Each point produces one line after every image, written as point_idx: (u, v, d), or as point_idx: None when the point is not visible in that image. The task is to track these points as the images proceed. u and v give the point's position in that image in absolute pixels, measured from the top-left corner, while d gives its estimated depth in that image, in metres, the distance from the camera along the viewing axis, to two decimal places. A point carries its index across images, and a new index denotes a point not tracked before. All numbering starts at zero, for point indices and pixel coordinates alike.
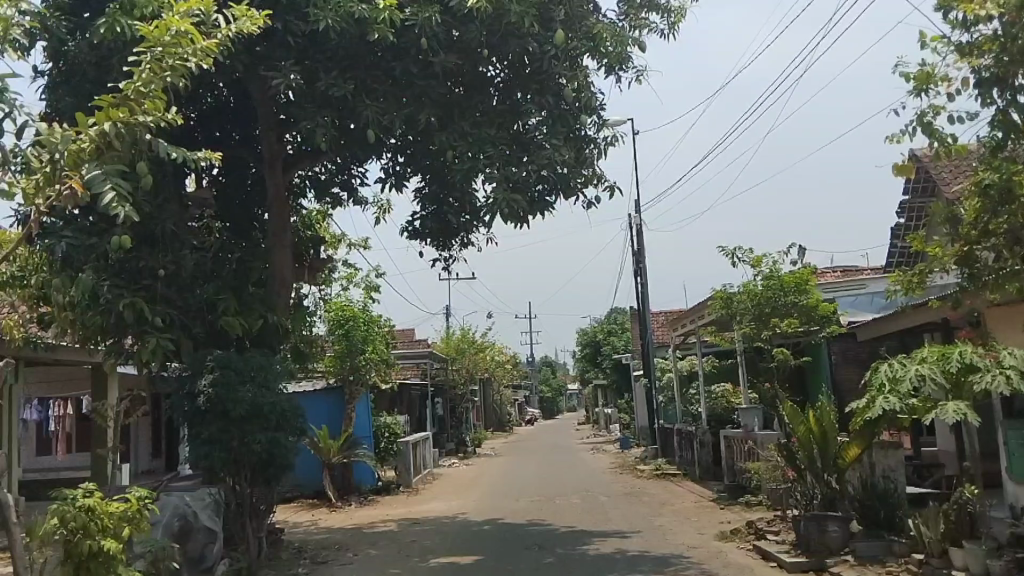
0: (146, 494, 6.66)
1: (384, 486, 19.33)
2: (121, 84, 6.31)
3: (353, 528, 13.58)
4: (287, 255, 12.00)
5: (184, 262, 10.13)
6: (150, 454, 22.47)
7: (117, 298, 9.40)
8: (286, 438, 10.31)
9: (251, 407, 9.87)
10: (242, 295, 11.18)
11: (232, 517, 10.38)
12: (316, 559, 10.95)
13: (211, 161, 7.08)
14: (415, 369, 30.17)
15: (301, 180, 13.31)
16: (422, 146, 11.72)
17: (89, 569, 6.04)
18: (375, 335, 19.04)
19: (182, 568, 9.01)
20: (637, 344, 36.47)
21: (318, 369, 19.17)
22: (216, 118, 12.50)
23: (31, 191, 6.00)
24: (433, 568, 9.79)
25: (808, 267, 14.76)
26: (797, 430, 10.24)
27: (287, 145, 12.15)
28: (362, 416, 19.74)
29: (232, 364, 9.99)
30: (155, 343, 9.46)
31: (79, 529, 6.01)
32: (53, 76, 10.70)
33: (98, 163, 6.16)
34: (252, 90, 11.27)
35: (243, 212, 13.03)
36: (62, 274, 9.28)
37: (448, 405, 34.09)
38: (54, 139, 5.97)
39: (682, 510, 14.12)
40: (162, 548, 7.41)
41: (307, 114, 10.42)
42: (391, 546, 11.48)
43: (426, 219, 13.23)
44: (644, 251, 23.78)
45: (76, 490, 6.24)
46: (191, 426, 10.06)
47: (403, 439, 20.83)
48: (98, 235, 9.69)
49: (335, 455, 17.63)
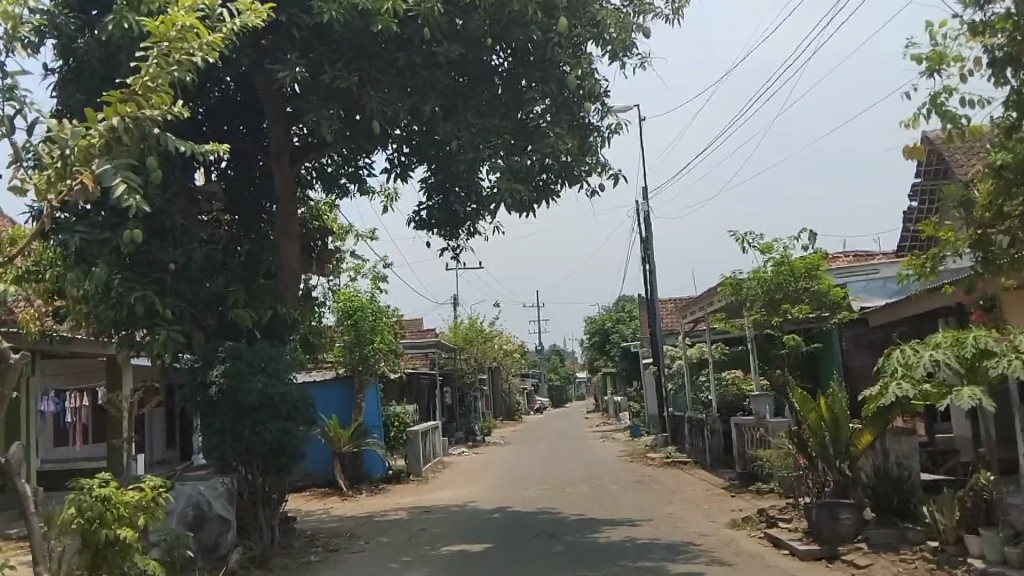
0: (161, 482, 6.72)
1: (395, 475, 19.39)
2: (128, 79, 6.39)
3: (364, 517, 13.67)
4: (297, 246, 12.14)
5: (193, 255, 10.27)
6: (165, 445, 22.87)
7: (127, 291, 9.47)
8: (297, 428, 10.41)
9: (262, 397, 9.98)
10: (252, 286, 11.35)
11: (244, 505, 10.50)
12: (327, 547, 11.08)
13: (220, 154, 7.11)
14: (424, 359, 30.31)
15: (308, 172, 13.44)
16: (427, 137, 11.82)
17: (106, 558, 6.16)
18: (384, 325, 19.15)
19: (196, 556, 9.20)
20: (646, 332, 36.48)
21: (327, 358, 19.29)
22: (226, 112, 12.62)
23: (43, 184, 6.11)
24: (444, 556, 9.85)
25: (818, 252, 14.53)
26: (807, 417, 10.08)
27: (295, 137, 12.29)
28: (372, 405, 19.88)
29: (243, 355, 10.19)
30: (165, 336, 9.57)
31: (95, 520, 6.10)
32: (61, 74, 10.81)
33: (109, 157, 6.25)
34: (259, 85, 11.37)
35: (252, 205, 13.07)
36: (75, 269, 9.43)
37: (459, 394, 34.34)
38: (64, 135, 6.09)
39: (691, 498, 14.09)
40: (180, 537, 7.47)
41: (313, 107, 10.46)
42: (401, 535, 11.58)
43: (432, 210, 13.28)
44: (651, 239, 23.62)
45: (92, 480, 6.34)
46: (203, 416, 10.26)
47: (414, 427, 20.89)
48: (110, 229, 9.80)
49: (346, 443, 17.87)
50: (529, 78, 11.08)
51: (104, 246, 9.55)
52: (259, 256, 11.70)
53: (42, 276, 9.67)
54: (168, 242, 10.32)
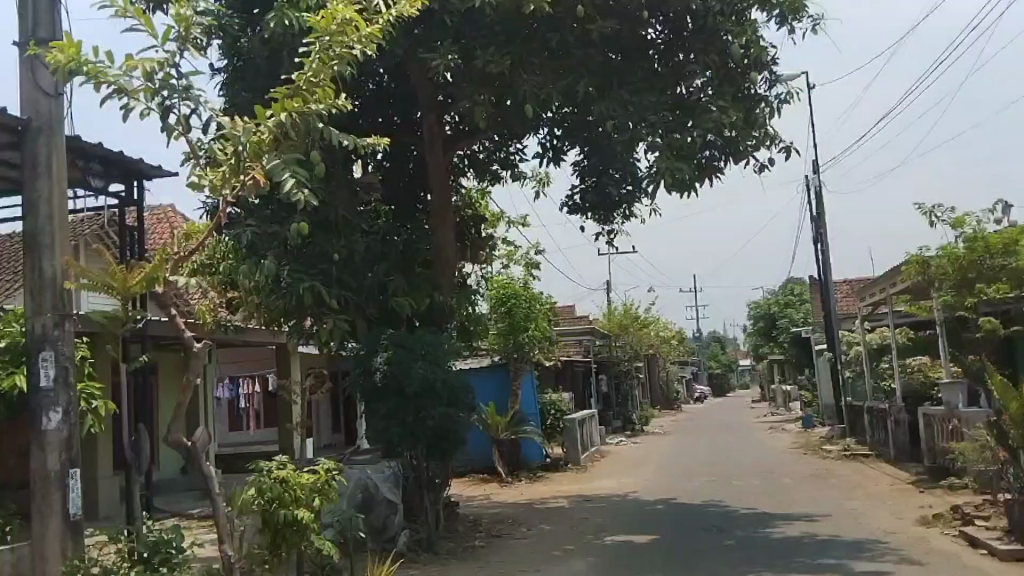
0: (333, 465, 6.90)
1: (552, 462, 19.52)
2: (292, 76, 6.51)
3: (526, 504, 13.76)
4: (451, 236, 12.23)
5: (355, 246, 10.55)
6: (331, 429, 24.05)
7: (297, 283, 9.83)
8: (459, 415, 10.53)
9: (423, 384, 10.14)
10: (410, 275, 11.56)
11: (410, 489, 10.70)
12: (491, 533, 11.20)
13: (381, 148, 7.14)
14: (580, 347, 30.54)
15: (460, 160, 13.54)
16: (580, 119, 11.53)
17: (285, 537, 6.39)
18: (537, 313, 19.38)
19: (366, 538, 9.53)
20: (823, 316, 34.86)
21: (483, 346, 19.62)
22: (382, 103, 12.82)
23: (219, 182, 6.31)
24: (610, 546, 9.71)
25: (1016, 227, 13.55)
26: (1009, 407, 9.17)
27: (447, 125, 12.55)
28: (527, 392, 19.87)
29: (405, 342, 10.43)
30: (331, 325, 10.13)
31: (275, 500, 6.34)
32: (228, 73, 11.34)
33: (277, 153, 6.40)
34: (412, 74, 11.52)
35: (407, 194, 13.37)
36: (247, 262, 9.85)
37: (612, 383, 34.19)
38: (237, 132, 6.27)
39: (874, 492, 13.31)
40: (349, 520, 7.64)
41: (466, 93, 10.59)
42: (565, 523, 11.54)
43: (585, 193, 13.28)
44: (824, 217, 22.64)
45: (270, 462, 6.59)
46: (367, 403, 10.47)
47: (570, 416, 20.82)
48: (279, 222, 10.17)
49: (503, 431, 18.09)
50: (689, 50, 10.90)
51: (274, 239, 9.97)
52: (415, 244, 11.92)
53: (217, 270, 10.40)
54: (332, 234, 10.61)
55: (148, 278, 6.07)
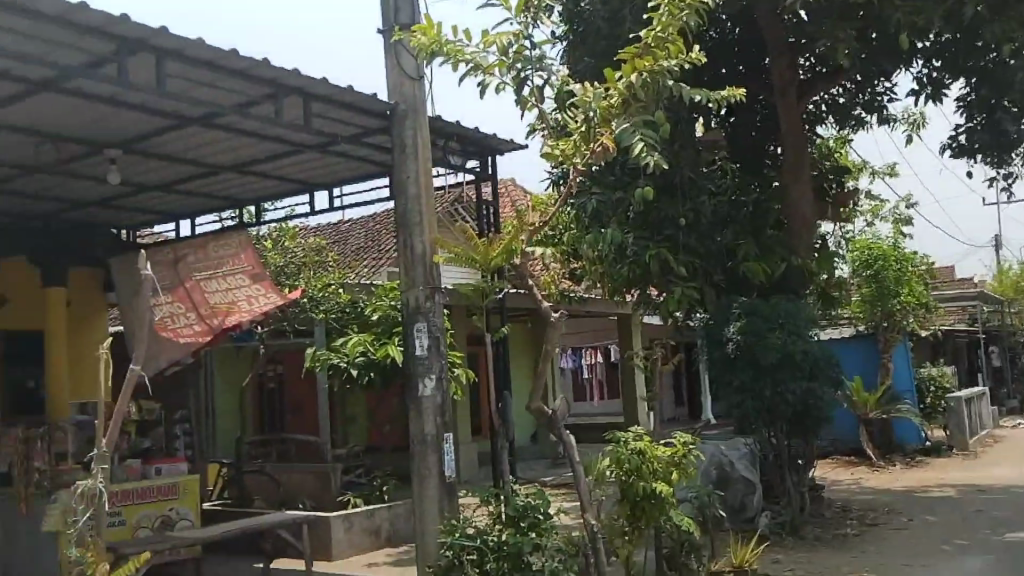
0: (689, 438, 6.61)
1: (935, 446, 17.23)
2: (640, 34, 6.29)
3: (905, 491, 12.60)
4: (808, 190, 11.25)
5: (702, 209, 10.04)
6: (675, 402, 25.24)
7: (643, 248, 9.76)
8: (822, 390, 9.94)
9: (783, 354, 9.70)
10: (763, 236, 10.78)
11: (770, 469, 10.31)
12: (864, 521, 10.45)
13: (733, 98, 7.04)
14: (960, 313, 27.10)
15: (818, 105, 12.70)
16: (967, 42, 10.79)
17: (644, 509, 6.23)
18: (910, 275, 17.78)
19: (727, 517, 9.42)
20: None
21: (842, 314, 18.33)
22: (723, 53, 11.82)
23: (568, 150, 6.32)
24: (1013, 545, 8.71)
25: None
26: None
27: (803, 69, 11.61)
28: (902, 365, 17.76)
29: (759, 310, 10.02)
30: (681, 293, 9.76)
31: (633, 472, 6.19)
32: (567, 40, 11.43)
33: (626, 116, 6.24)
34: (759, 18, 10.83)
35: (753, 145, 12.33)
36: (592, 230, 9.97)
37: (1008, 356, 29.80)
38: (588, 98, 6.18)
39: None
40: (708, 495, 7.08)
41: (827, 32, 9.86)
42: (952, 515, 10.46)
43: (972, 131, 11.82)
44: None
45: (627, 432, 6.42)
46: (720, 374, 10.27)
47: (954, 394, 18.19)
48: (624, 187, 10.03)
49: (873, 409, 16.63)
50: None
51: (618, 206, 9.89)
52: (765, 205, 10.98)
53: (559, 241, 10.98)
54: (677, 196, 10.15)
55: (507, 248, 6.18)
